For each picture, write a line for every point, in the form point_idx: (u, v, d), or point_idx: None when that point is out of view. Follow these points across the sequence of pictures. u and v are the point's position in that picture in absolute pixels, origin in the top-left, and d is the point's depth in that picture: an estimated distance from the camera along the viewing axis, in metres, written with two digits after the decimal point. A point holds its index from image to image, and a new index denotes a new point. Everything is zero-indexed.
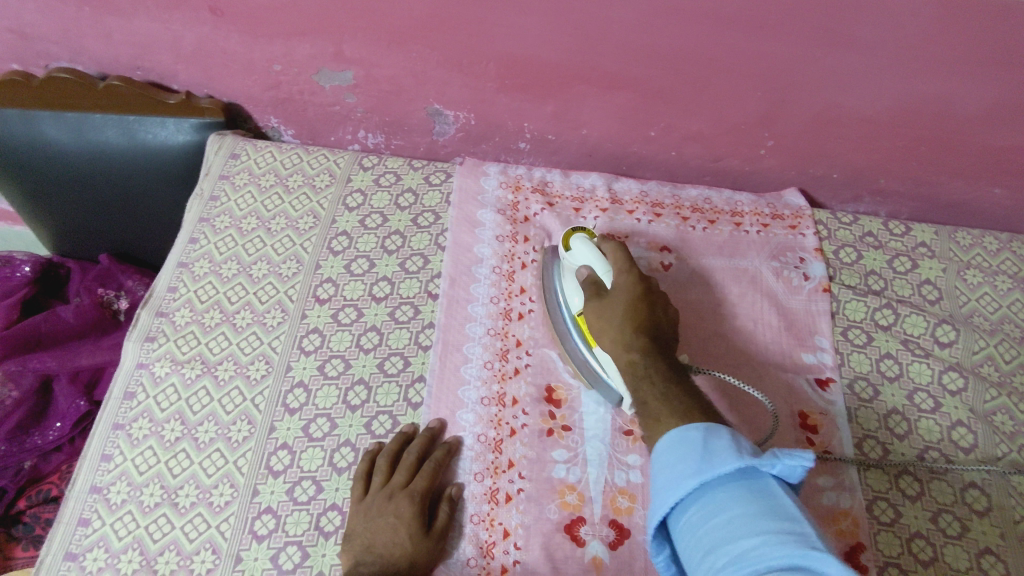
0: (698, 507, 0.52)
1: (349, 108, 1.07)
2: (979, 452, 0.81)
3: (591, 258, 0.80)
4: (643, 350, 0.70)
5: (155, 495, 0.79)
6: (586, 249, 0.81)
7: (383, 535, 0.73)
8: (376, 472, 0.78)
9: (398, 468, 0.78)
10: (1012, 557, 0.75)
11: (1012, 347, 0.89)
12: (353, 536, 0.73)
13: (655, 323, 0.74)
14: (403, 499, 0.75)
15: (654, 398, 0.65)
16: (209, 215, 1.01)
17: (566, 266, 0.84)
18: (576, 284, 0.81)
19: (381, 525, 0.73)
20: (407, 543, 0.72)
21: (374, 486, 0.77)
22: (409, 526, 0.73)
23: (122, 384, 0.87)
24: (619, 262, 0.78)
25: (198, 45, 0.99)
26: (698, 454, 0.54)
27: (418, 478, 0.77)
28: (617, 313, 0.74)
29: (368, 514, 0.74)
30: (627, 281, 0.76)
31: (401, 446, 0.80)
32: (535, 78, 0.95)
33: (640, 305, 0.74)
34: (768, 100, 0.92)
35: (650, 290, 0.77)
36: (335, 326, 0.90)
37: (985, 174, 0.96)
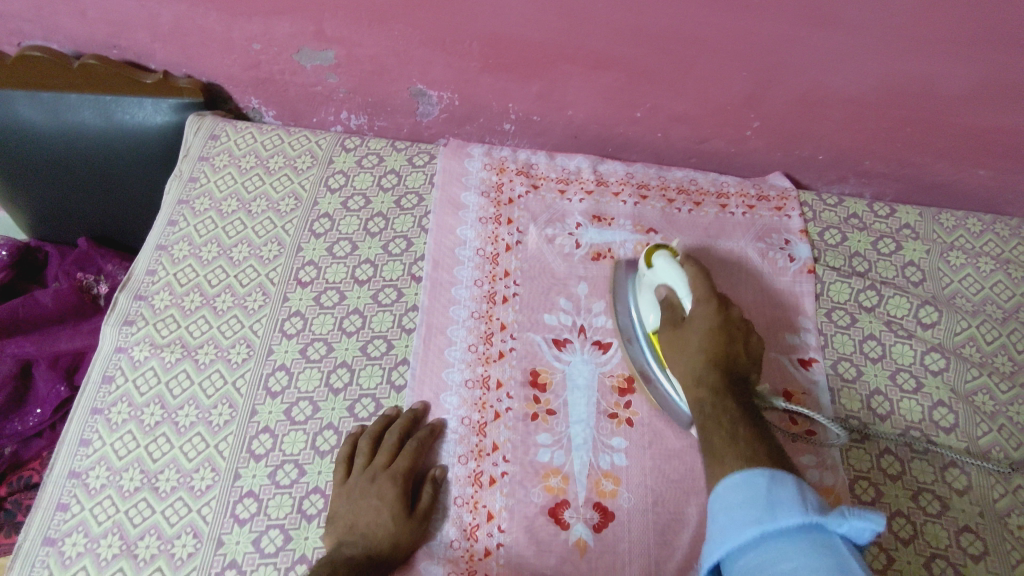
0: (758, 553, 0.52)
1: (331, 89, 1.05)
2: (959, 431, 0.82)
3: (672, 280, 0.78)
4: (714, 391, 0.69)
5: (134, 479, 0.78)
6: (667, 268, 0.79)
7: (366, 516, 0.72)
8: (357, 454, 0.77)
9: (379, 449, 0.77)
10: (990, 534, 0.76)
11: (993, 328, 0.89)
12: (336, 518, 0.73)
13: (731, 359, 0.71)
14: (386, 481, 0.75)
15: (721, 436, 0.63)
16: (189, 197, 0.99)
17: (647, 284, 0.82)
18: (651, 300, 0.81)
19: (364, 507, 0.73)
20: (390, 524, 0.72)
21: (355, 468, 0.76)
22: (391, 508, 0.73)
23: (101, 368, 0.86)
24: (701, 288, 0.76)
25: (175, 23, 0.98)
26: (761, 506, 0.53)
27: (400, 459, 0.77)
28: (694, 338, 0.73)
29: (351, 496, 0.74)
30: (706, 311, 0.74)
31: (382, 429, 0.79)
32: (519, 58, 0.94)
33: (721, 340, 0.72)
34: (753, 81, 0.91)
35: (731, 321, 0.74)
36: (317, 309, 0.89)
37: (969, 155, 0.96)
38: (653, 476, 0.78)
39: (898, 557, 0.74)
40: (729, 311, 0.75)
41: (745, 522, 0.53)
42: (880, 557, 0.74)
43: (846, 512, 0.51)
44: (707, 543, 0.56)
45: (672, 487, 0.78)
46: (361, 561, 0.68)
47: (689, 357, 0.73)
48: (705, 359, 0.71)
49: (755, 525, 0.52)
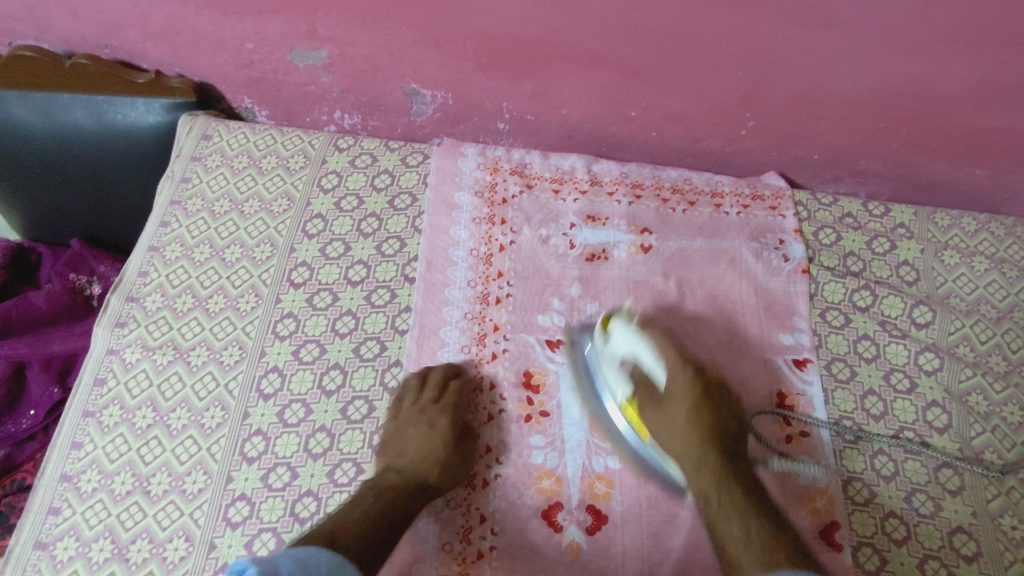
0: None
1: (324, 88, 1.04)
2: (953, 432, 0.82)
3: (641, 351, 0.77)
4: (719, 474, 0.71)
5: (126, 483, 0.78)
6: (628, 337, 0.77)
7: (414, 445, 0.77)
8: (406, 391, 0.82)
9: (426, 384, 0.81)
10: (983, 534, 0.76)
11: (987, 328, 0.89)
12: (386, 447, 0.78)
13: (721, 432, 0.74)
14: (434, 414, 0.79)
15: (737, 541, 0.66)
16: (181, 198, 0.98)
17: (609, 357, 0.80)
18: (618, 374, 0.79)
19: (412, 436, 0.78)
20: (434, 452, 0.77)
21: (405, 403, 0.81)
22: (437, 439, 0.78)
23: (92, 370, 0.85)
24: (671, 361, 0.76)
25: (166, 22, 0.97)
26: None
27: (446, 395, 0.81)
28: (682, 416, 0.75)
29: (400, 427, 0.79)
30: (686, 382, 0.76)
31: (427, 370, 0.83)
32: (513, 57, 0.93)
33: (707, 414, 0.75)
34: (749, 80, 0.91)
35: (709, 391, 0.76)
36: (310, 311, 0.89)
37: (964, 154, 0.96)
38: (647, 478, 0.78)
39: (891, 558, 0.74)
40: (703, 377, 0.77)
41: None
42: (874, 558, 0.74)
43: None
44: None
45: (665, 489, 0.78)
46: (403, 487, 0.74)
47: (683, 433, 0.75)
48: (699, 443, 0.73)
49: None
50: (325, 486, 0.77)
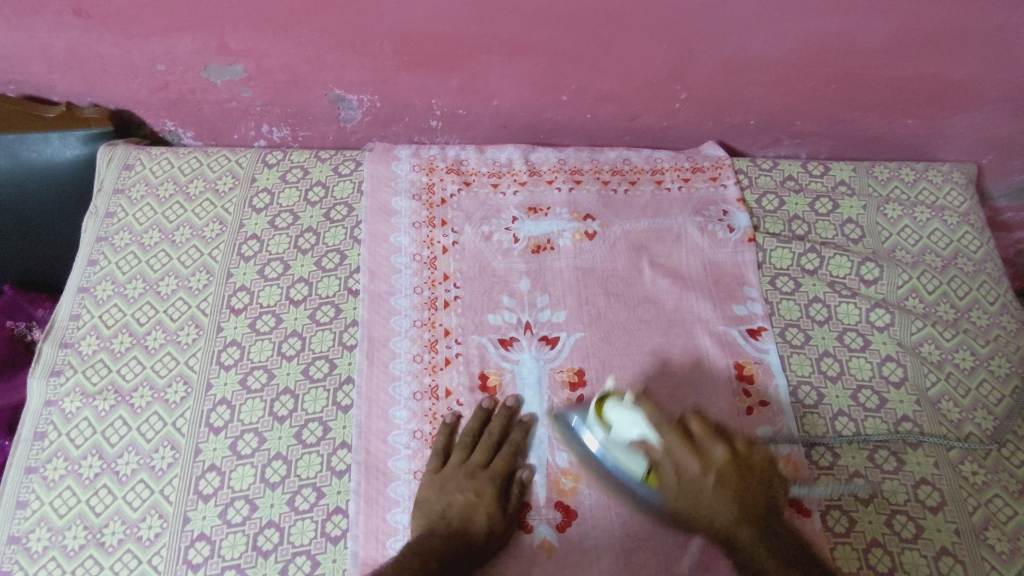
0: None
1: (246, 103, 1.01)
2: (909, 385, 0.82)
3: (643, 429, 0.68)
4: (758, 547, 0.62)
5: (78, 537, 0.75)
6: (626, 415, 0.69)
7: (460, 507, 0.72)
8: (454, 449, 0.78)
9: (476, 447, 0.78)
10: (947, 483, 0.76)
11: (934, 278, 0.89)
12: (427, 505, 0.73)
13: (748, 502, 0.63)
14: (483, 480, 0.75)
15: None
16: (107, 233, 0.95)
17: (613, 442, 0.71)
18: (626, 450, 0.70)
19: (458, 499, 0.73)
20: (482, 520, 0.72)
21: (452, 461, 0.77)
22: (487, 506, 0.73)
23: (32, 424, 0.82)
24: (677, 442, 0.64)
25: (70, 51, 0.93)
26: None
27: (497, 459, 0.77)
28: (702, 499, 0.63)
29: (444, 486, 0.74)
30: (696, 466, 0.63)
31: (478, 425, 0.79)
32: (434, 53, 0.91)
33: (728, 494, 0.63)
34: (675, 52, 0.89)
35: (727, 462, 0.63)
36: (254, 336, 0.86)
37: (897, 105, 0.96)
38: None
39: (859, 517, 0.74)
40: (716, 450, 0.64)
41: None
42: (842, 520, 0.74)
43: None
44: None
45: None
46: (449, 550, 0.68)
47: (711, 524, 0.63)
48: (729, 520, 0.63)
49: None
50: (287, 515, 0.75)
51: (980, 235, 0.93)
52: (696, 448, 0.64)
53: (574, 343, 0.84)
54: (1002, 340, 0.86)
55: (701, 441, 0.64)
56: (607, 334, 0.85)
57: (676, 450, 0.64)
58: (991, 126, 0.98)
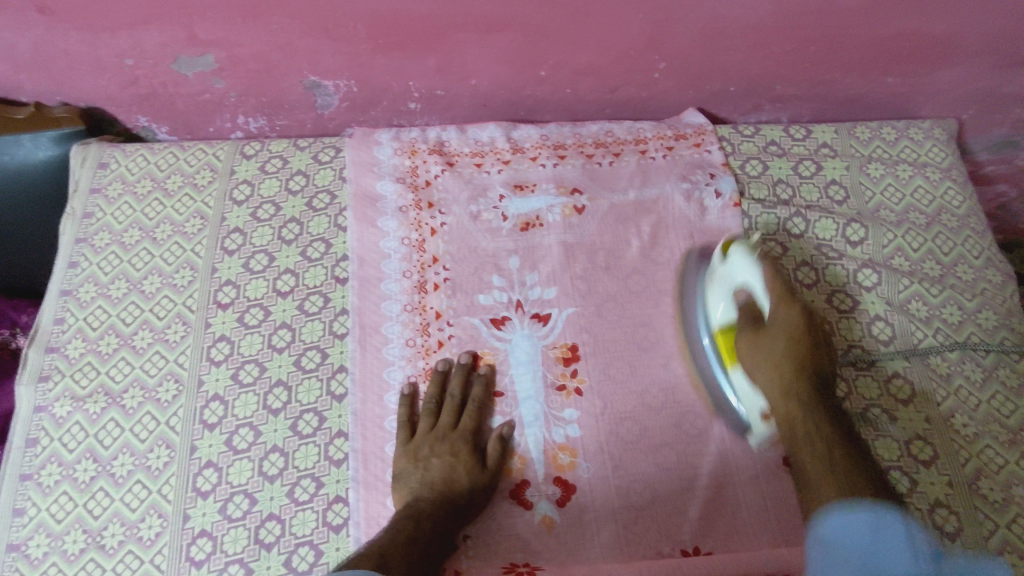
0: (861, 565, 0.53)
1: (219, 94, 0.99)
2: (898, 342, 0.83)
3: (750, 277, 0.74)
4: (805, 402, 0.69)
5: (78, 541, 0.75)
6: (744, 262, 0.74)
7: (439, 472, 0.74)
8: (421, 417, 0.78)
9: (442, 410, 0.79)
10: (939, 438, 0.77)
11: (918, 235, 0.90)
12: (406, 476, 0.74)
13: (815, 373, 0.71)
14: (455, 440, 0.76)
15: (822, 470, 0.65)
16: (86, 234, 0.93)
17: (722, 277, 0.78)
18: (724, 292, 0.77)
19: (435, 463, 0.74)
20: (464, 477, 0.73)
21: (422, 428, 0.78)
22: (465, 464, 0.74)
23: (22, 431, 0.81)
24: (778, 296, 0.72)
25: (34, 49, 0.90)
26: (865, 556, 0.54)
27: (464, 417, 0.78)
28: (778, 350, 0.71)
29: (419, 455, 0.75)
30: (786, 315, 0.72)
31: (440, 388, 0.80)
32: (408, 33, 0.89)
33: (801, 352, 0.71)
34: (652, 21, 0.88)
35: (812, 331, 0.72)
36: (243, 330, 0.85)
37: (877, 65, 0.96)
38: (609, 441, 0.78)
39: None
40: (810, 311, 0.73)
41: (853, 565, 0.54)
42: None
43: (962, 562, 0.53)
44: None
45: (628, 449, 0.77)
46: (438, 513, 0.70)
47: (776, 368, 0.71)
48: (791, 370, 0.70)
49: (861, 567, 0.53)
50: (287, 507, 0.75)
51: (962, 190, 0.94)
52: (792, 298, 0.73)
53: (567, 318, 0.84)
54: (988, 292, 0.86)
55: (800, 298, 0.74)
56: (599, 307, 0.85)
57: (775, 302, 0.72)
58: (970, 80, 0.98)
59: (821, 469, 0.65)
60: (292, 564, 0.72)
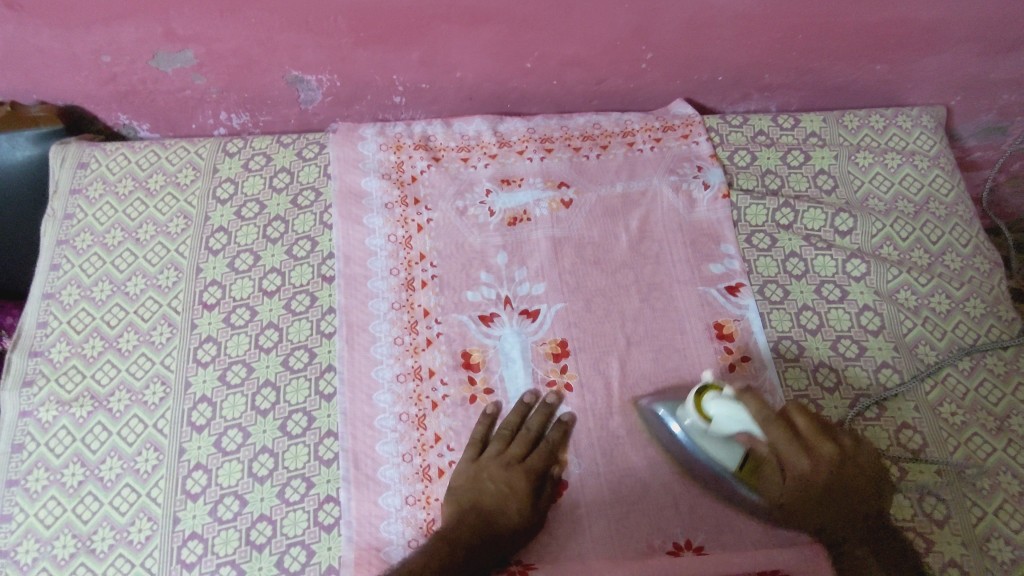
0: None
1: (200, 91, 0.97)
2: (887, 332, 0.83)
3: (745, 425, 0.69)
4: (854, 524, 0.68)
5: (68, 546, 0.74)
6: (729, 416, 0.70)
7: (492, 497, 0.72)
8: (493, 440, 0.76)
9: (515, 441, 0.76)
10: (928, 426, 0.77)
11: (907, 224, 0.90)
12: (459, 491, 0.73)
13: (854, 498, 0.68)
14: (518, 472, 0.74)
15: None
16: (68, 235, 0.92)
17: (708, 434, 0.72)
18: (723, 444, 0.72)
19: (491, 489, 0.72)
20: (515, 513, 0.71)
21: (489, 451, 0.75)
22: (521, 500, 0.72)
23: (8, 435, 0.80)
24: (782, 437, 0.68)
25: (8, 47, 0.89)
26: None
27: (535, 453, 0.75)
28: (808, 492, 0.69)
29: (479, 475, 0.73)
30: (808, 465, 0.68)
31: (519, 419, 0.77)
32: (391, 26, 0.88)
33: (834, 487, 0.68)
34: (637, 11, 0.87)
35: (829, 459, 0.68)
36: (230, 331, 0.84)
37: (865, 52, 0.95)
38: (600, 436, 0.77)
39: None
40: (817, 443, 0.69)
41: None
42: None
43: None
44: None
45: (619, 444, 0.77)
46: (475, 541, 0.69)
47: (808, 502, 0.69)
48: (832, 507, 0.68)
49: None
50: (278, 508, 0.75)
51: (950, 178, 0.94)
52: (803, 445, 0.69)
53: (555, 314, 0.84)
54: (975, 281, 0.87)
55: (807, 440, 0.69)
56: (588, 302, 0.84)
57: (784, 447, 0.68)
58: (958, 67, 0.98)
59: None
60: (284, 564, 0.72)
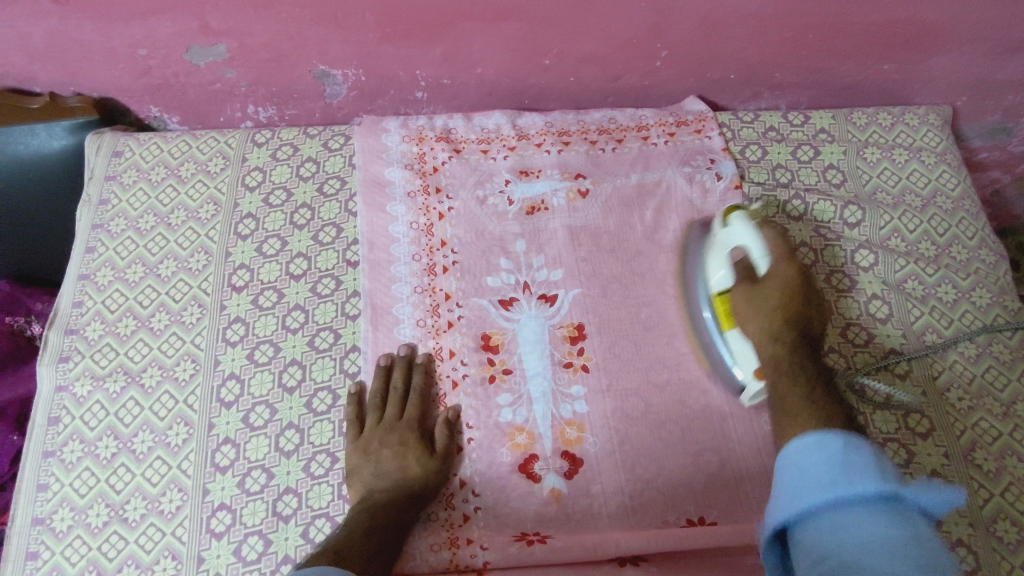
0: (828, 520, 0.51)
1: (230, 84, 1.01)
2: (894, 320, 0.85)
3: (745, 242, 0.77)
4: (789, 347, 0.70)
5: (101, 514, 0.77)
6: (743, 228, 0.77)
7: (391, 463, 0.75)
8: (369, 410, 0.80)
9: (388, 403, 0.80)
10: (935, 411, 0.80)
11: (914, 217, 0.92)
12: (356, 471, 0.75)
13: (803, 326, 0.72)
14: (403, 429, 0.78)
15: (796, 394, 0.65)
16: (102, 221, 0.95)
17: (719, 243, 0.80)
18: (723, 259, 0.79)
19: (386, 454, 0.76)
20: (415, 466, 0.75)
21: (369, 423, 0.79)
22: (414, 453, 0.76)
23: (44, 410, 0.83)
24: (777, 254, 0.75)
25: (49, 40, 0.92)
26: (832, 470, 0.53)
27: (409, 407, 0.80)
28: (772, 299, 0.73)
29: (368, 448, 0.76)
30: (785, 271, 0.75)
31: (384, 382, 0.81)
32: (416, 23, 0.91)
33: (795, 305, 0.73)
34: (654, 10, 0.91)
35: (806, 289, 0.75)
36: (258, 312, 0.88)
37: (873, 51, 0.98)
38: (615, 416, 0.80)
39: None
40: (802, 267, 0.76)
41: (818, 483, 0.52)
42: None
43: (929, 482, 0.51)
44: (774, 504, 0.56)
45: (635, 424, 0.80)
46: (393, 506, 0.72)
47: (767, 314, 0.73)
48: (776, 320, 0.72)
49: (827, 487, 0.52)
50: (303, 481, 0.78)
51: (956, 174, 0.96)
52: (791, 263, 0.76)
53: (573, 299, 0.87)
54: (981, 272, 0.89)
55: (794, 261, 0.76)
56: (604, 288, 0.87)
57: (774, 258, 0.75)
58: (964, 67, 1.01)
59: (794, 392, 0.65)
60: (309, 535, 0.75)
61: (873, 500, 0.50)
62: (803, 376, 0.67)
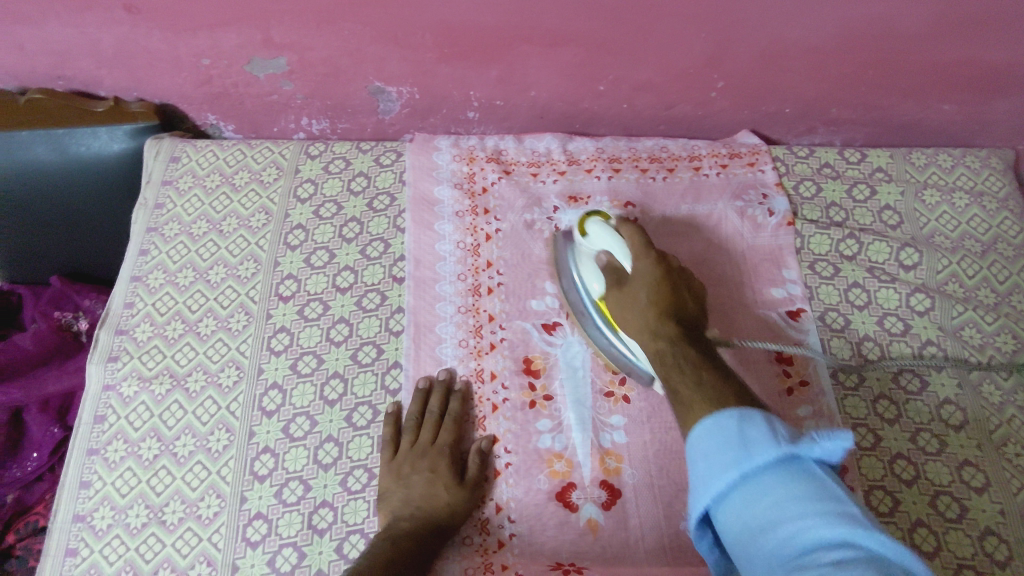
0: (742, 495, 0.47)
1: (287, 96, 1.03)
2: (950, 368, 0.83)
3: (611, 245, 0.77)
4: (672, 338, 0.66)
5: (141, 515, 0.78)
6: (602, 234, 0.78)
7: (420, 488, 0.74)
8: (404, 432, 0.79)
9: (424, 425, 0.80)
10: (992, 466, 0.77)
11: (974, 262, 0.90)
12: (388, 494, 0.75)
13: (682, 307, 0.70)
14: (435, 454, 0.77)
15: (687, 385, 0.58)
16: (157, 224, 0.97)
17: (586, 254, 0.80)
18: (594, 268, 0.79)
19: (416, 479, 0.75)
20: (444, 494, 0.74)
21: (404, 445, 0.78)
22: (445, 482, 0.75)
23: (90, 408, 0.84)
24: (637, 245, 0.75)
25: (118, 46, 0.95)
26: (734, 446, 0.49)
27: (443, 432, 0.79)
28: (640, 295, 0.72)
29: (400, 471, 0.76)
30: (645, 266, 0.73)
31: (421, 405, 0.81)
32: (474, 44, 0.92)
33: (664, 292, 0.71)
34: (713, 41, 0.90)
35: (672, 271, 0.74)
36: (303, 322, 0.88)
37: (935, 91, 0.96)
38: (654, 450, 0.78)
39: (904, 498, 0.75)
40: (666, 258, 0.75)
41: (721, 466, 0.48)
42: (886, 500, 0.75)
43: (817, 434, 0.48)
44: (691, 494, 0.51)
45: (674, 458, 0.78)
46: (418, 533, 0.70)
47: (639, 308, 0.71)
48: (653, 313, 0.69)
49: (732, 466, 0.48)
50: (340, 495, 0.78)
51: (1020, 221, 0.94)
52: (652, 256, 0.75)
53: None
54: None
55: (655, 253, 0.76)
56: None
57: (635, 251, 0.75)
58: None
59: (685, 376, 0.60)
60: (343, 551, 0.74)
61: (768, 468, 0.47)
62: (688, 360, 0.62)
